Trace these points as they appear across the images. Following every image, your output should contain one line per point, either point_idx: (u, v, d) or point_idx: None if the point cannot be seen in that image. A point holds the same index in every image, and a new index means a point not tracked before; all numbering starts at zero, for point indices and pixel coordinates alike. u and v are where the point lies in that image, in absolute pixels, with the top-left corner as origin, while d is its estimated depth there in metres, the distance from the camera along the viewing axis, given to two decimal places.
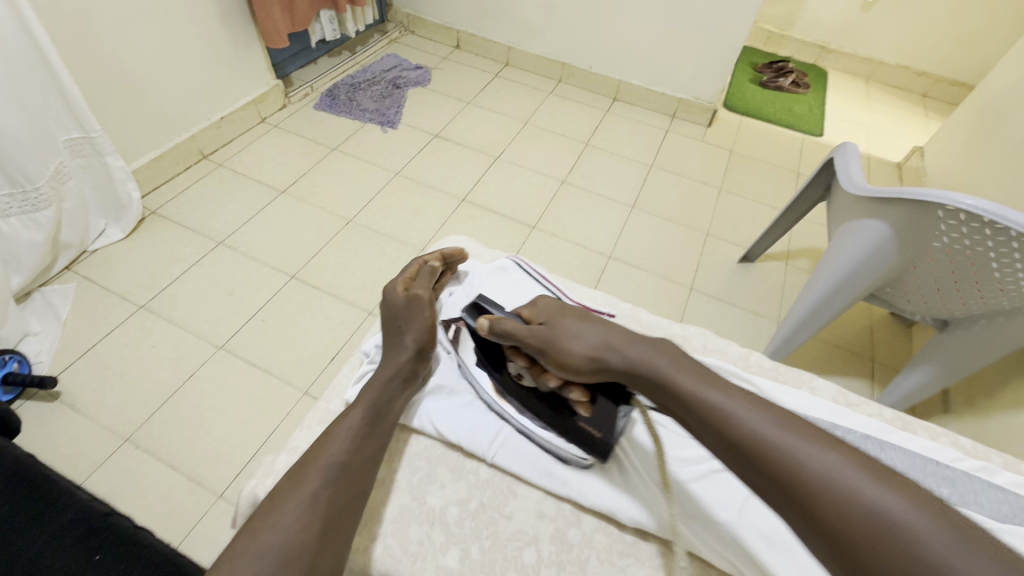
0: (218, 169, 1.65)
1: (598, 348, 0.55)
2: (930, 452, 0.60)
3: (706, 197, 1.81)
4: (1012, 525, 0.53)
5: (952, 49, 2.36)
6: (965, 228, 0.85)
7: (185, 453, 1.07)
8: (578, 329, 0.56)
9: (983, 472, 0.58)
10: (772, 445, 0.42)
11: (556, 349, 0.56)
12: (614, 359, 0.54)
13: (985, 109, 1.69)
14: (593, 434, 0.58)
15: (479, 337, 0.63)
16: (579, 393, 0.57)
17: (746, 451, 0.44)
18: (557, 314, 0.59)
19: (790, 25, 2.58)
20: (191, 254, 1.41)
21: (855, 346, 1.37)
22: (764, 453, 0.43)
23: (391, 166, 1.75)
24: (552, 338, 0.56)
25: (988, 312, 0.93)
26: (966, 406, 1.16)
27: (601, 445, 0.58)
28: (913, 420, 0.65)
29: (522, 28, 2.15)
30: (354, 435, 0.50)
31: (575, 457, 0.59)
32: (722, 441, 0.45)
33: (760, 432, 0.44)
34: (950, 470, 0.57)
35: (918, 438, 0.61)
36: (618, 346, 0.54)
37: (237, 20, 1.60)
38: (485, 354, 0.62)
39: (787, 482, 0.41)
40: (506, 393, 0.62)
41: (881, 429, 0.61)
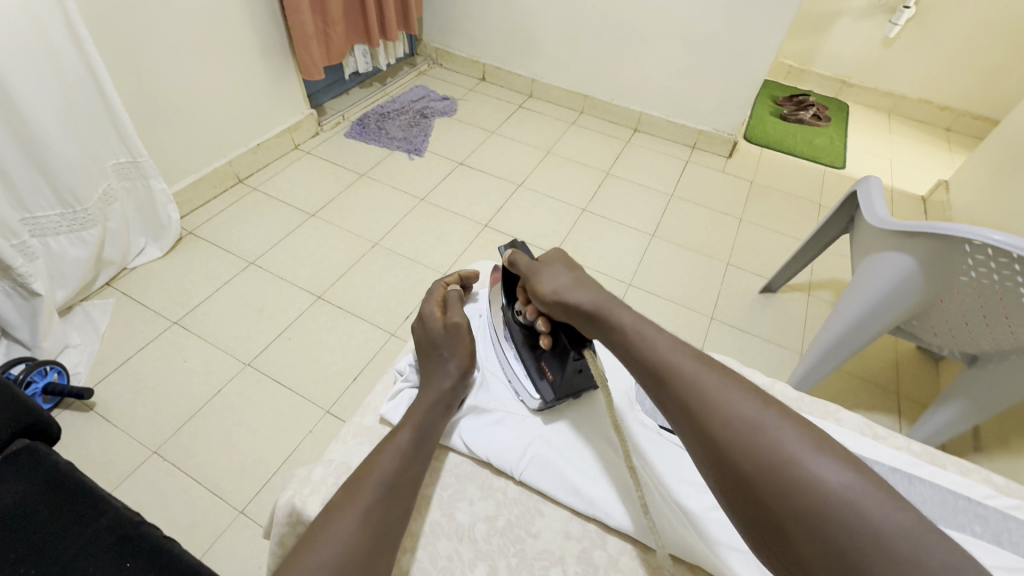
0: (253, 193, 1.73)
1: (562, 288, 0.59)
2: (961, 487, 0.58)
3: (726, 227, 1.82)
4: None
5: (976, 84, 2.36)
6: (993, 262, 0.84)
7: (210, 468, 1.09)
8: (557, 271, 0.62)
9: (1017, 510, 0.56)
10: (682, 370, 0.46)
11: (535, 281, 0.63)
12: (569, 300, 0.58)
13: (1011, 143, 1.68)
14: (547, 374, 0.64)
15: (505, 273, 0.72)
16: (544, 327, 0.64)
17: (657, 374, 0.47)
18: (555, 259, 0.65)
19: (810, 60, 2.62)
20: (224, 273, 1.46)
21: (881, 379, 1.35)
22: (672, 376, 0.46)
23: (416, 193, 1.81)
24: (535, 273, 0.63)
25: (1019, 348, 0.91)
26: (1000, 446, 1.12)
27: (550, 384, 0.64)
28: (943, 455, 0.63)
29: (545, 62, 2.23)
30: (401, 456, 0.50)
31: (529, 393, 0.66)
32: (641, 368, 0.49)
33: (673, 358, 0.47)
34: (982, 508, 0.56)
35: (948, 473, 0.60)
36: (577, 290, 0.58)
37: (277, 54, 1.70)
38: (505, 287, 0.72)
39: (689, 402, 0.44)
40: (506, 322, 0.71)
41: (910, 462, 0.60)
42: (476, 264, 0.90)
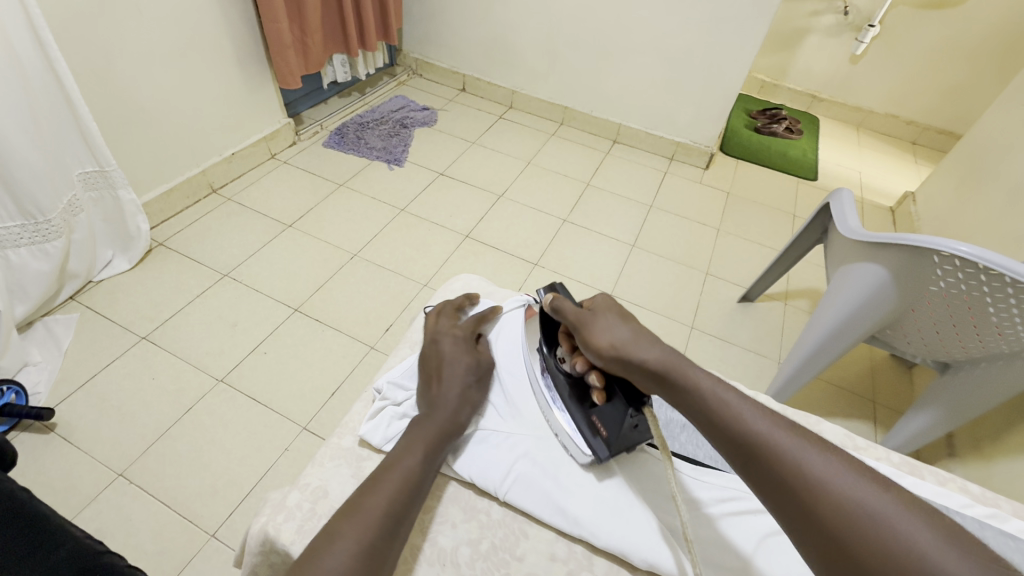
0: (227, 203, 1.68)
1: (621, 342, 0.53)
2: (939, 498, 0.59)
3: (704, 237, 1.85)
4: None
5: (939, 100, 2.46)
6: (961, 274, 0.87)
7: (178, 491, 1.05)
8: (614, 322, 0.56)
9: (993, 519, 0.57)
10: (775, 446, 0.42)
11: (586, 332, 0.57)
12: (631, 357, 0.52)
13: (975, 155, 1.74)
14: (601, 429, 0.57)
15: (543, 314, 0.66)
16: (598, 381, 0.56)
17: (749, 451, 0.43)
18: (605, 307, 0.58)
19: (781, 75, 2.70)
20: (196, 286, 1.42)
21: (858, 387, 1.38)
22: (765, 452, 0.42)
23: (396, 203, 1.79)
24: (586, 322, 0.57)
25: (987, 355, 0.95)
26: (974, 451, 1.15)
27: (605, 439, 0.56)
28: (921, 465, 0.64)
29: (525, 73, 2.24)
30: (405, 482, 0.48)
31: (579, 448, 0.59)
32: (727, 441, 0.44)
33: (763, 431, 0.43)
34: (960, 517, 0.56)
35: (927, 484, 0.60)
36: (638, 346, 0.52)
37: (253, 63, 1.67)
38: (543, 330, 0.66)
39: (789, 485, 0.40)
40: (547, 369, 0.64)
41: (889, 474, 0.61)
42: (455, 277, 0.83)
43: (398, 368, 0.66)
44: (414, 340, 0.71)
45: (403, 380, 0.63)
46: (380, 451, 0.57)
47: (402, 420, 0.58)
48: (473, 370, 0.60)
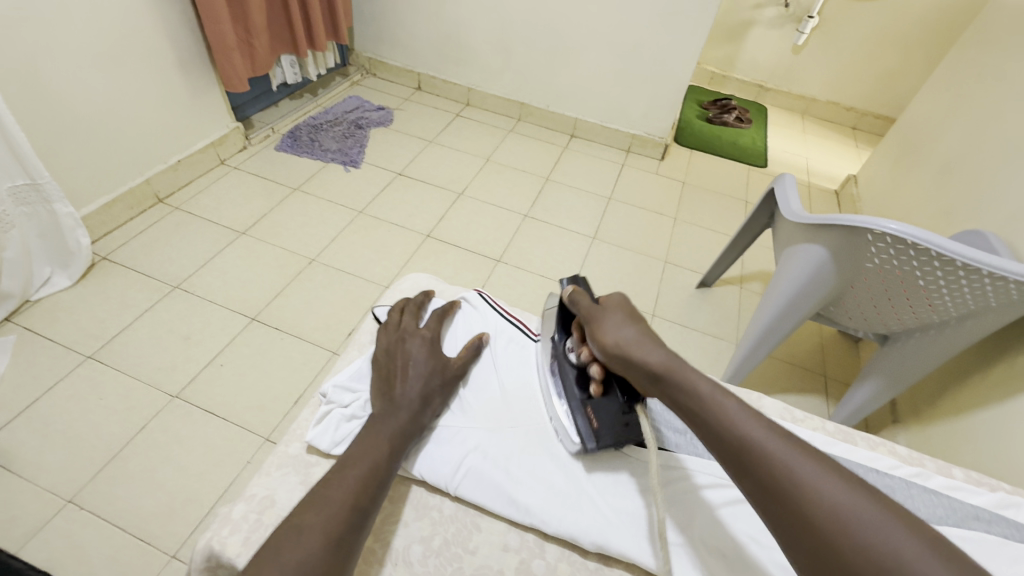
0: (175, 213, 1.62)
1: (626, 342, 0.53)
2: (870, 462, 0.62)
3: (662, 226, 1.89)
4: (949, 527, 0.55)
5: (875, 87, 2.58)
6: (892, 250, 0.92)
7: (132, 513, 1.01)
8: (622, 321, 0.55)
9: (918, 477, 0.61)
10: (768, 454, 0.41)
11: (596, 327, 0.56)
12: (634, 356, 0.51)
13: (907, 138, 1.85)
14: (593, 422, 0.57)
15: (562, 306, 0.65)
16: (598, 374, 0.58)
17: (738, 454, 0.42)
18: (616, 306, 0.58)
19: (730, 66, 2.79)
20: (144, 300, 1.36)
21: (810, 363, 1.44)
22: (757, 458, 0.41)
23: (354, 206, 1.76)
24: (597, 319, 0.57)
25: (922, 325, 1.01)
26: (914, 417, 1.22)
27: (596, 433, 0.57)
28: (854, 432, 0.68)
29: (481, 71, 2.24)
30: (369, 477, 0.47)
31: (570, 438, 0.59)
32: (717, 442, 0.43)
33: (755, 436, 0.42)
34: (888, 478, 0.60)
35: (859, 450, 0.64)
36: (643, 347, 0.52)
37: (196, 66, 1.60)
38: (559, 316, 0.65)
39: (780, 494, 0.39)
40: (555, 356, 0.64)
41: (824, 442, 0.64)
42: (404, 277, 0.82)
43: (350, 368, 0.64)
44: (363, 341, 0.70)
45: (351, 382, 0.61)
46: (328, 455, 0.57)
47: (350, 422, 0.58)
48: (439, 373, 0.59)
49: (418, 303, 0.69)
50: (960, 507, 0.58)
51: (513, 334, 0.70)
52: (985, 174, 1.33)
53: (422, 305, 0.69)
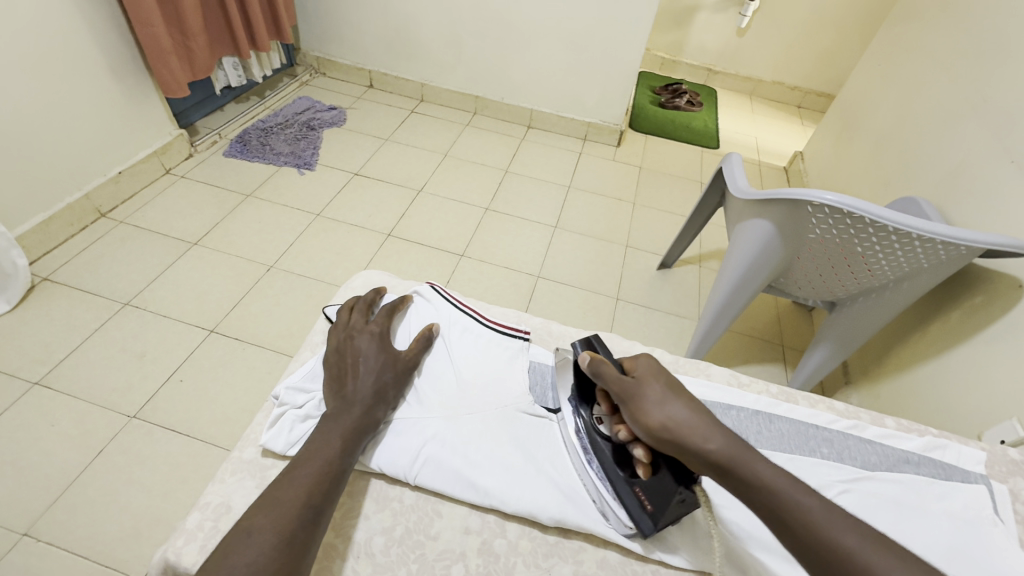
0: (120, 227, 1.55)
1: (677, 423, 0.48)
2: (810, 418, 0.66)
3: (621, 211, 1.93)
4: (880, 472, 0.59)
5: (815, 65, 2.69)
6: (831, 219, 0.96)
7: (96, 539, 0.97)
8: (666, 397, 0.50)
9: (854, 429, 0.65)
10: (864, 562, 0.39)
11: (635, 406, 0.51)
12: (691, 443, 0.47)
13: (846, 114, 1.93)
14: (645, 502, 0.51)
15: (580, 372, 0.59)
16: (643, 456, 0.51)
17: (831, 562, 0.41)
18: (652, 375, 0.53)
19: (679, 51, 2.85)
20: (93, 319, 1.30)
21: (768, 334, 1.50)
22: (851, 566, 0.40)
23: (311, 209, 1.73)
24: (634, 396, 0.52)
25: (863, 290, 1.07)
26: (864, 377, 1.29)
27: (651, 514, 0.51)
28: (795, 391, 0.71)
29: (433, 66, 2.22)
30: (325, 476, 0.48)
31: (621, 520, 0.54)
32: (805, 546, 0.42)
33: (844, 539, 0.41)
34: (827, 432, 0.64)
35: (800, 407, 0.67)
36: (698, 430, 0.48)
37: (130, 72, 1.53)
38: (578, 386, 0.60)
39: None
40: (580, 431, 0.59)
41: (769, 403, 0.67)
42: (356, 274, 0.81)
43: (302, 369, 0.64)
44: (316, 341, 0.69)
45: (304, 382, 0.61)
46: (284, 457, 0.56)
47: (305, 422, 0.57)
48: (392, 367, 0.60)
49: (369, 301, 0.68)
50: (892, 454, 0.63)
51: (467, 323, 0.70)
52: (915, 143, 1.41)
53: (375, 304, 0.69)
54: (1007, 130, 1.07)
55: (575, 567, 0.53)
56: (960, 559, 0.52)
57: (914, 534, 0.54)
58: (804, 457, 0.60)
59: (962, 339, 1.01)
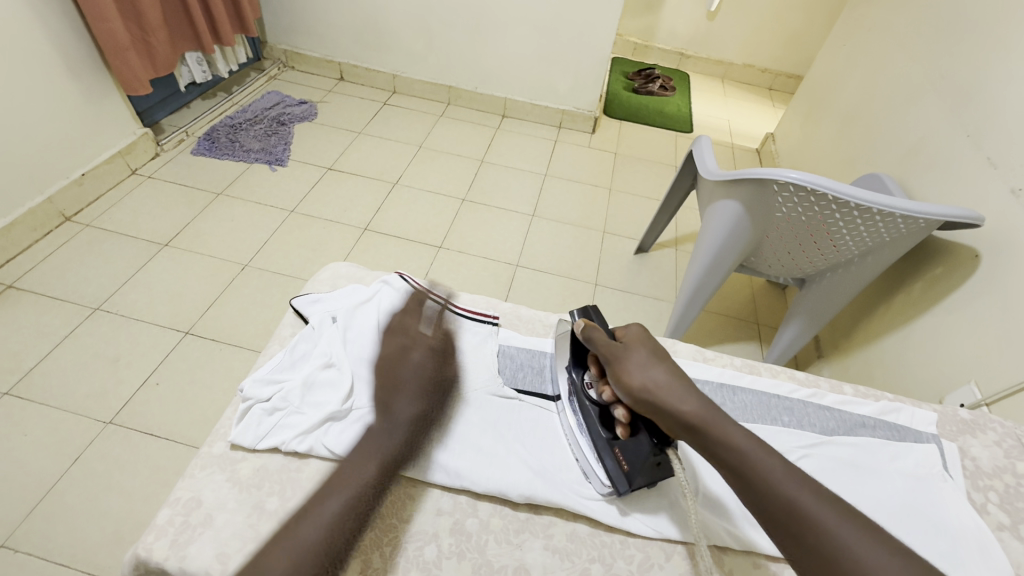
0: (86, 230, 1.51)
1: (655, 385, 0.50)
2: (773, 389, 0.68)
3: (598, 198, 1.94)
4: (838, 437, 0.62)
5: (785, 47, 2.72)
6: (796, 196, 0.98)
7: (77, 546, 0.96)
8: (649, 361, 0.52)
9: (814, 397, 0.67)
10: (815, 518, 0.40)
11: (620, 368, 0.54)
12: (666, 402, 0.48)
13: (814, 94, 1.96)
14: (622, 463, 0.54)
15: (575, 339, 0.63)
16: (622, 416, 0.55)
17: (782, 515, 0.42)
18: (639, 341, 0.56)
19: (651, 36, 2.85)
20: (62, 326, 1.27)
21: (744, 313, 1.53)
22: (804, 521, 0.41)
23: (285, 205, 1.70)
24: (620, 358, 0.55)
25: (831, 265, 1.10)
26: (835, 350, 1.33)
27: (627, 475, 0.54)
28: (759, 363, 0.73)
29: (404, 56, 2.19)
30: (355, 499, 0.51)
31: (600, 480, 0.57)
32: (763, 503, 0.43)
33: (800, 496, 0.42)
34: (789, 401, 0.66)
35: (763, 379, 0.69)
36: (674, 393, 0.49)
37: (88, 69, 1.47)
38: (573, 349, 0.64)
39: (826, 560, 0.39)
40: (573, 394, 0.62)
41: (733, 376, 0.69)
42: (324, 268, 0.81)
43: (270, 363, 0.63)
44: (285, 335, 0.69)
45: (273, 375, 0.61)
46: (254, 450, 0.56)
47: (273, 415, 0.58)
48: None
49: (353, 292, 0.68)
50: (850, 418, 0.65)
51: (437, 311, 0.71)
52: (879, 121, 1.44)
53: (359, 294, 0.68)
54: (963, 106, 1.10)
55: (546, 542, 0.54)
56: (911, 513, 0.55)
57: (869, 493, 0.56)
58: (767, 426, 0.62)
59: (924, 308, 1.04)
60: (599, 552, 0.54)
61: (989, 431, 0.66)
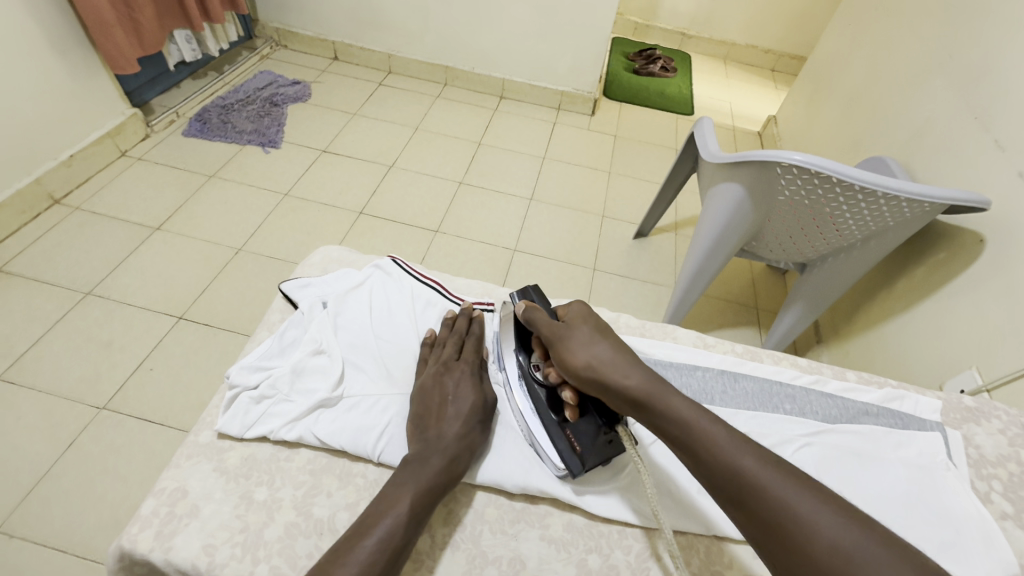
0: (76, 213, 1.48)
1: (599, 361, 0.51)
2: (775, 375, 0.67)
3: (597, 181, 1.91)
4: (841, 425, 0.61)
5: (789, 28, 2.66)
6: (800, 179, 0.96)
7: (74, 531, 0.96)
8: (593, 338, 0.54)
9: (816, 384, 0.66)
10: (763, 484, 0.40)
11: (563, 348, 0.54)
12: (610, 377, 0.50)
13: (818, 75, 1.92)
14: (575, 444, 0.54)
15: (517, 321, 0.63)
16: (570, 398, 0.55)
17: (724, 480, 0.42)
18: (581, 318, 0.57)
19: (652, 16, 2.79)
20: (53, 310, 1.25)
21: (743, 299, 1.52)
22: (751, 490, 0.41)
23: (279, 188, 1.67)
24: (562, 337, 0.55)
25: (833, 251, 1.08)
26: (834, 336, 1.32)
27: (580, 455, 0.54)
28: (761, 350, 0.72)
29: (399, 35, 2.14)
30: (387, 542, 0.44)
31: (552, 460, 0.55)
32: (704, 470, 0.43)
33: (744, 463, 0.42)
34: (790, 388, 0.65)
35: (764, 365, 0.68)
36: (620, 368, 0.51)
37: (73, 47, 1.43)
38: (516, 333, 0.62)
39: (776, 524, 0.39)
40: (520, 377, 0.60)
41: (734, 362, 0.67)
42: (314, 252, 0.79)
43: (258, 351, 0.61)
44: (274, 321, 0.67)
45: (262, 361, 0.60)
46: (242, 439, 0.55)
47: (260, 404, 0.56)
48: None
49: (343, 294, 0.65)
50: (852, 405, 0.64)
51: (431, 297, 0.70)
52: (884, 103, 1.41)
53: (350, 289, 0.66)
54: (972, 87, 1.07)
55: (542, 532, 0.53)
56: (919, 504, 0.54)
57: (873, 483, 0.55)
58: (768, 414, 0.61)
59: (926, 294, 1.03)
60: (595, 542, 0.53)
61: (993, 419, 0.65)
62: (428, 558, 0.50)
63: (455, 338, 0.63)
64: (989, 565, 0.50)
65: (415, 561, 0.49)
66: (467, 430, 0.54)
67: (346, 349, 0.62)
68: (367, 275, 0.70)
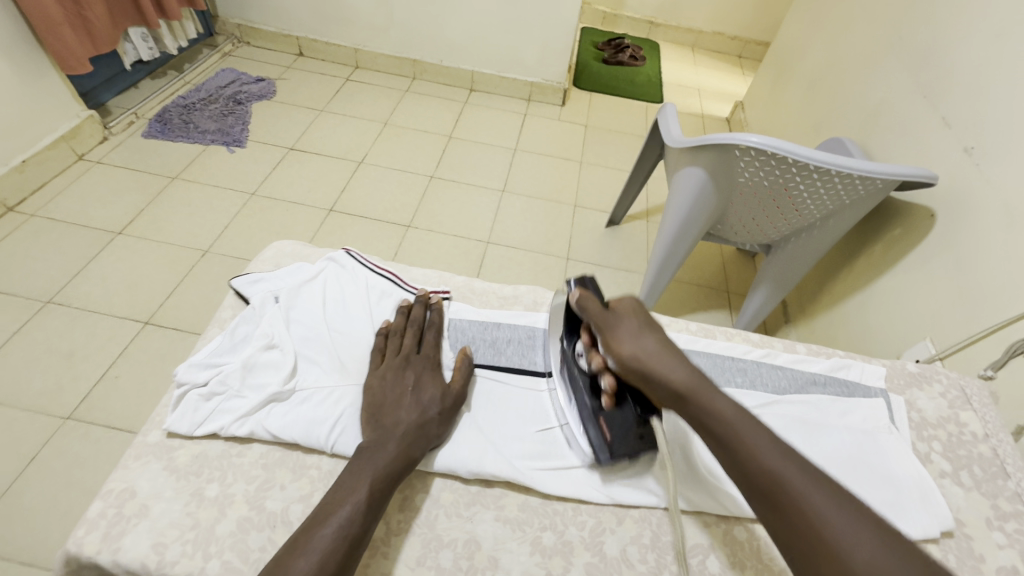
0: (31, 221, 1.43)
1: (645, 354, 0.52)
2: (726, 351, 0.69)
3: (568, 171, 1.92)
4: (789, 395, 0.62)
5: (753, 14, 2.70)
6: (758, 161, 0.98)
7: (41, 545, 0.94)
8: (641, 331, 0.54)
9: (766, 357, 0.68)
10: (791, 483, 0.42)
11: (610, 336, 0.55)
12: (656, 371, 0.51)
13: (780, 59, 1.95)
14: (607, 434, 0.55)
15: (570, 310, 0.63)
16: (609, 386, 0.55)
17: (756, 477, 0.43)
18: (631, 312, 0.57)
19: (619, 4, 2.80)
20: (11, 321, 1.22)
21: (713, 282, 1.55)
22: (786, 491, 0.42)
23: (245, 188, 1.64)
24: (612, 327, 0.56)
25: (794, 231, 1.11)
26: (801, 314, 1.36)
27: (609, 446, 0.55)
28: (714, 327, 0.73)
29: (364, 29, 2.10)
30: (341, 534, 0.43)
31: (582, 448, 0.58)
32: (740, 468, 0.44)
33: (777, 460, 0.43)
34: (741, 362, 0.67)
35: (717, 342, 0.70)
36: (663, 363, 0.51)
37: (19, 48, 1.37)
38: (567, 320, 0.64)
39: (809, 536, 0.39)
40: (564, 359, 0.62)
41: (687, 340, 0.69)
42: (267, 247, 0.78)
43: (207, 350, 0.61)
44: (226, 318, 0.66)
45: (211, 359, 0.59)
46: (192, 438, 0.55)
47: (210, 401, 0.56)
48: None
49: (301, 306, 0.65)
50: (800, 376, 0.66)
51: (386, 287, 0.70)
52: (842, 85, 1.44)
53: (310, 304, 0.66)
54: (921, 67, 1.10)
55: (497, 513, 0.54)
56: (863, 471, 0.56)
57: (818, 449, 0.57)
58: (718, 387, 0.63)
59: (883, 269, 1.07)
60: (550, 520, 0.54)
61: (934, 384, 0.68)
62: (383, 544, 0.50)
63: (412, 328, 0.63)
64: (926, 521, 0.53)
65: (371, 549, 0.50)
66: (424, 417, 0.54)
67: (299, 343, 0.62)
68: (321, 270, 0.70)
